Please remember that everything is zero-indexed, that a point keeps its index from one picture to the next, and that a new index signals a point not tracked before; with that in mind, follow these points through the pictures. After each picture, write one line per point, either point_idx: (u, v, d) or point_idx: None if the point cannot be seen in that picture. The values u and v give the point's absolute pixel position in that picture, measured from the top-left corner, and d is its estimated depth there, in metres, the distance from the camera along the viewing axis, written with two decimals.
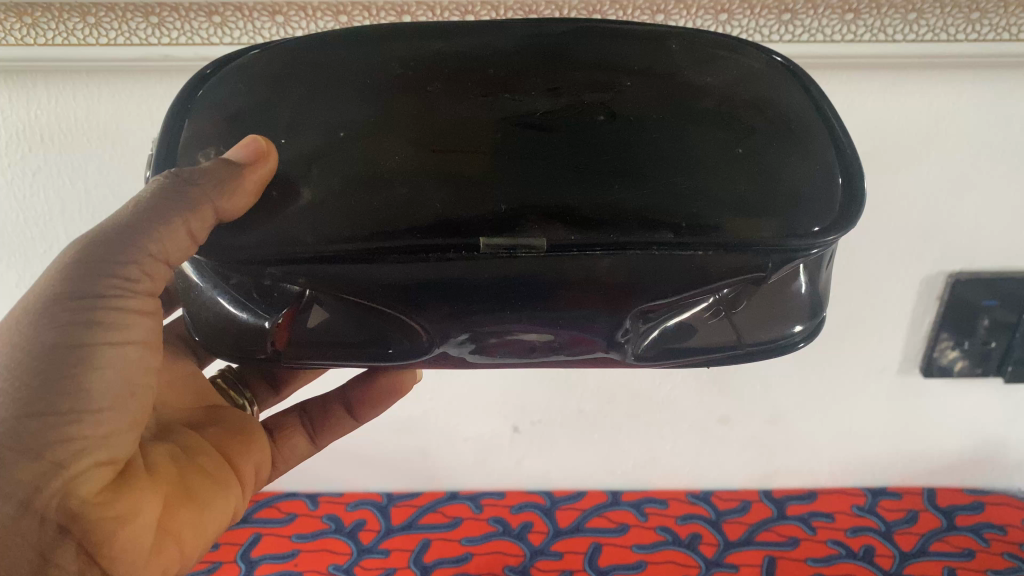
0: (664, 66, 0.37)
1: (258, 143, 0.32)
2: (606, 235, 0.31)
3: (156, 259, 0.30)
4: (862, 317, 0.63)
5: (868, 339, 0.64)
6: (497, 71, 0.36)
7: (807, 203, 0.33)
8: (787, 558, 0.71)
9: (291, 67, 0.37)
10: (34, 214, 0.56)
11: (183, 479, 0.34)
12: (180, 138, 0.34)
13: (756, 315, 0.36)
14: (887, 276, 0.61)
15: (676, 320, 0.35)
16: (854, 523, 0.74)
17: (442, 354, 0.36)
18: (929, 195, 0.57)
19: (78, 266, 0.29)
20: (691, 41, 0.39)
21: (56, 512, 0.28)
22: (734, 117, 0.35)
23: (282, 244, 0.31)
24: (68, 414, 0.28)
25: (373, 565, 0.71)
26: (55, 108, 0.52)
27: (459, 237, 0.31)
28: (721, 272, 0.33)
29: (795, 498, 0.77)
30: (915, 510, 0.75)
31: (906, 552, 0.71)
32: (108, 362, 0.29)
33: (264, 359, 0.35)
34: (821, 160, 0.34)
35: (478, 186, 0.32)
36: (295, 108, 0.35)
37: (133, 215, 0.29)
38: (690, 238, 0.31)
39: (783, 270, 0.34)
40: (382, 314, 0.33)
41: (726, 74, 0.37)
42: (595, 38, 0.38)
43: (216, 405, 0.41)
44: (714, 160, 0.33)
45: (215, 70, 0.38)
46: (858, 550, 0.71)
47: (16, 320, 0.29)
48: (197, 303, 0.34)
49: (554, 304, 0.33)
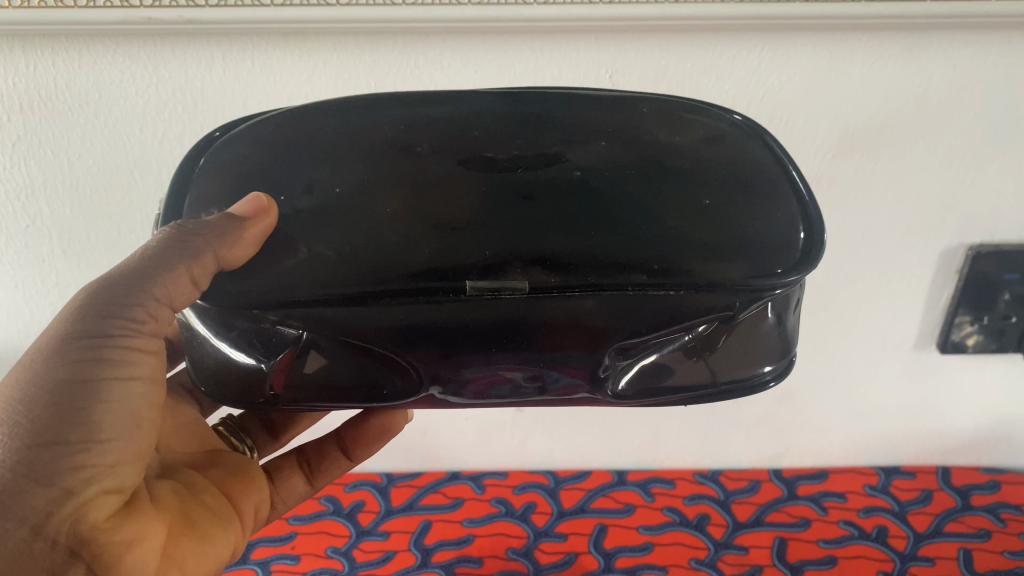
0: (635, 127, 0.40)
1: (260, 199, 0.34)
2: (584, 277, 0.33)
3: (161, 302, 0.32)
4: (874, 296, 0.62)
5: (882, 314, 0.63)
6: (482, 133, 0.39)
7: (771, 248, 0.35)
8: (797, 539, 0.73)
9: (287, 134, 0.39)
10: (15, 187, 0.54)
11: (187, 512, 0.36)
12: (189, 198, 0.37)
13: (732, 354, 0.38)
14: (900, 255, 0.59)
15: (654, 356, 0.37)
16: (866, 503, 0.76)
17: (429, 396, 0.38)
18: (950, 165, 0.54)
19: (88, 308, 0.31)
20: (660, 106, 0.42)
21: (67, 536, 0.30)
22: (701, 173, 0.38)
23: (280, 289, 0.33)
24: (77, 443, 0.30)
25: (373, 547, 0.73)
26: (32, 74, 0.49)
27: (447, 280, 0.33)
28: (691, 312, 0.35)
29: (806, 478, 0.79)
30: (930, 490, 0.77)
31: (920, 533, 0.73)
32: (115, 395, 0.31)
33: (264, 403, 0.37)
34: (783, 211, 0.37)
35: (464, 235, 0.34)
36: (294, 169, 0.37)
37: (140, 263, 0.32)
38: (663, 278, 0.33)
39: (751, 307, 0.36)
40: (376, 356, 0.35)
41: (694, 134, 0.40)
42: (571, 102, 0.42)
43: (218, 448, 0.43)
44: (683, 210, 0.36)
45: (218, 138, 0.41)
46: (871, 531, 0.73)
47: (30, 358, 0.31)
48: (200, 350, 0.36)
49: (537, 345, 0.35)
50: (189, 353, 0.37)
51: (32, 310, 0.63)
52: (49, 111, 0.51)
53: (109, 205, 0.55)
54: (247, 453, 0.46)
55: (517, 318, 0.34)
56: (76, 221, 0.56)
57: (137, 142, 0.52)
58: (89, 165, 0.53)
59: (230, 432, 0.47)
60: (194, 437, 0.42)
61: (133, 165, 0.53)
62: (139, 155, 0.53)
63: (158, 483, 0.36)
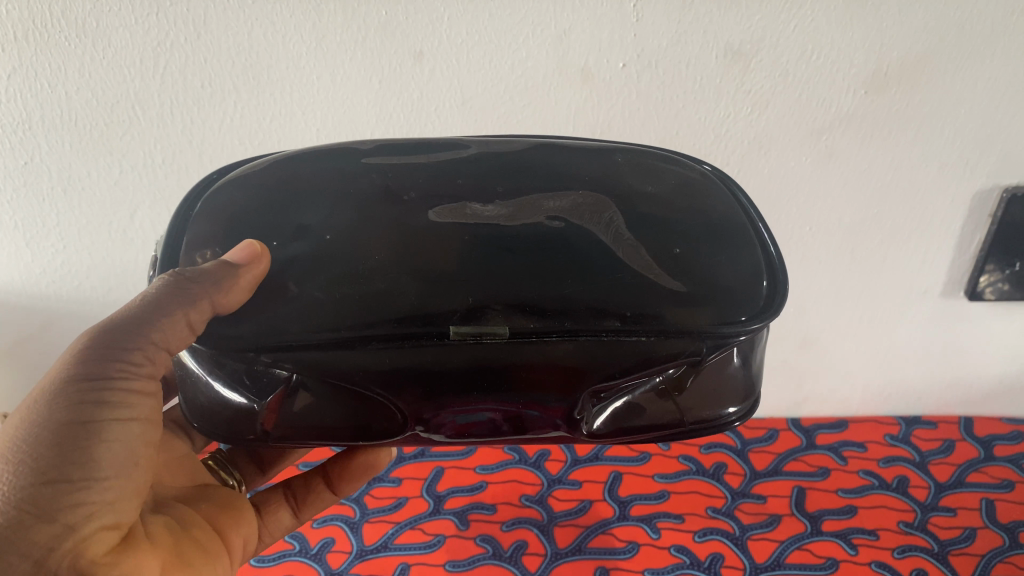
0: (612, 176, 0.42)
1: (251, 245, 0.36)
2: (561, 323, 0.35)
3: (158, 346, 0.34)
4: (907, 234, 0.67)
5: (908, 262, 0.69)
6: (466, 180, 0.40)
7: (738, 297, 0.37)
8: (815, 489, 0.81)
9: (276, 179, 0.41)
10: (11, 121, 0.58)
11: (180, 547, 0.37)
12: (185, 242, 0.39)
13: (699, 395, 0.40)
14: (937, 190, 0.63)
15: (622, 400, 0.39)
16: (886, 454, 0.84)
17: (414, 435, 0.39)
18: (994, 103, 0.57)
19: (89, 352, 0.33)
20: (635, 155, 0.45)
21: (68, 570, 0.31)
22: (674, 222, 0.40)
23: (272, 334, 0.35)
24: (78, 481, 0.32)
25: (385, 492, 0.80)
26: (27, 3, 0.51)
27: (432, 326, 0.35)
28: (662, 359, 0.37)
29: (826, 427, 0.88)
30: (951, 440, 0.85)
31: (941, 483, 0.81)
32: (115, 436, 0.33)
33: (254, 439, 0.39)
34: (749, 259, 0.39)
35: (449, 281, 0.36)
36: (284, 213, 0.39)
37: (139, 309, 0.34)
38: (635, 325, 0.36)
39: (718, 352, 0.38)
40: (364, 397, 0.37)
41: (666, 183, 0.43)
42: (555, 150, 0.44)
43: (208, 483, 0.45)
44: (656, 258, 0.38)
45: (210, 181, 0.42)
46: (891, 481, 0.81)
47: (34, 399, 0.32)
48: (194, 388, 0.38)
49: (517, 387, 0.37)
50: (185, 390, 0.39)
51: (32, 251, 0.69)
52: (45, 43, 0.54)
53: (110, 140, 0.60)
54: (235, 486, 0.48)
55: (498, 362, 0.36)
56: (76, 158, 0.61)
57: (133, 73, 0.55)
58: (87, 99, 0.57)
59: (219, 466, 0.48)
60: (184, 472, 0.44)
61: (134, 99, 0.57)
62: (140, 89, 0.56)
63: (152, 519, 0.37)
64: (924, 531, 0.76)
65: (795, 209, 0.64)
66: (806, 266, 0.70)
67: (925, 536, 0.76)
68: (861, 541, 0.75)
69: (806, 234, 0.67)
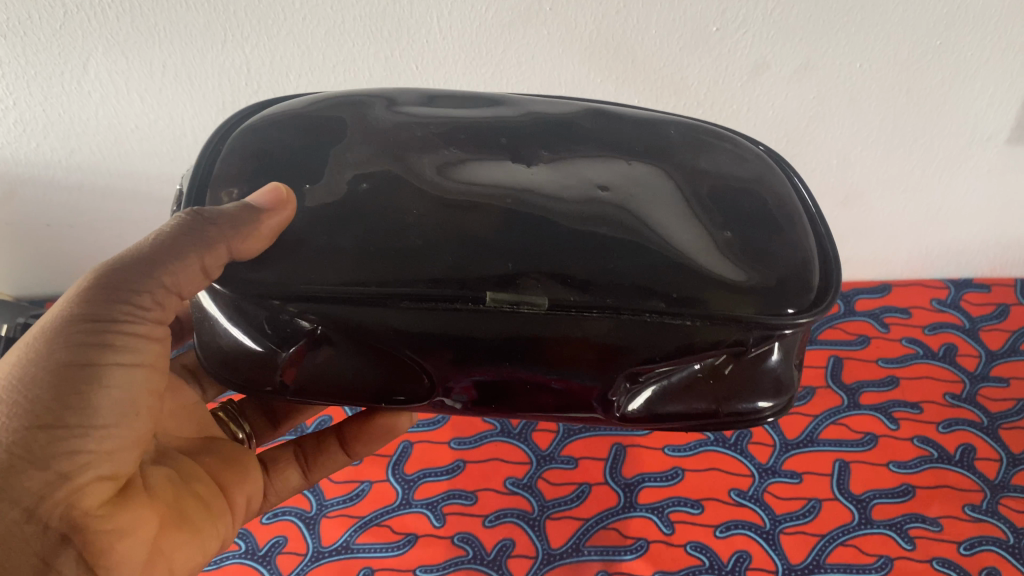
0: (663, 151, 0.39)
1: (279, 190, 0.33)
2: (601, 298, 0.32)
3: (168, 290, 0.33)
4: (974, 71, 0.58)
5: (974, 101, 0.61)
6: (509, 140, 0.37)
7: (790, 284, 0.34)
8: (852, 358, 0.73)
9: (307, 121, 0.37)
10: None
11: (181, 502, 0.37)
12: (212, 176, 0.36)
13: (734, 384, 0.37)
14: (1013, 16, 0.54)
15: (655, 388, 0.37)
16: (932, 320, 0.75)
17: (436, 402, 0.38)
18: None
19: (96, 291, 0.32)
20: (688, 129, 0.41)
21: (60, 521, 0.31)
22: (725, 203, 0.37)
23: (297, 282, 0.32)
24: (74, 428, 0.31)
25: None
26: None
27: (467, 290, 0.32)
28: (703, 347, 0.34)
29: (866, 292, 0.78)
30: (1006, 305, 0.76)
31: (992, 351, 0.73)
32: (116, 381, 0.32)
33: (272, 391, 0.37)
34: (803, 248, 0.36)
35: (488, 245, 0.33)
36: (315, 153, 0.35)
37: (153, 248, 0.33)
38: (680, 308, 0.32)
39: (763, 344, 0.35)
40: (392, 355, 0.35)
41: (720, 161, 0.39)
42: (608, 119, 0.40)
43: (215, 435, 0.44)
44: (707, 241, 0.34)
45: (233, 123, 0.39)
46: (937, 350, 0.73)
47: (35, 338, 0.32)
48: (212, 332, 0.37)
49: (549, 363, 0.35)
50: (210, 342, 0.37)
51: None
52: None
53: None
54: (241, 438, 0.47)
55: (536, 331, 0.33)
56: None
57: None
58: None
59: (228, 418, 0.48)
60: (190, 422, 0.43)
61: None
62: None
63: (154, 470, 0.37)
64: (973, 404, 0.69)
65: (844, 39, 0.56)
66: (854, 110, 0.61)
67: (973, 409, 0.68)
68: (902, 415, 0.68)
69: (856, 71, 0.58)
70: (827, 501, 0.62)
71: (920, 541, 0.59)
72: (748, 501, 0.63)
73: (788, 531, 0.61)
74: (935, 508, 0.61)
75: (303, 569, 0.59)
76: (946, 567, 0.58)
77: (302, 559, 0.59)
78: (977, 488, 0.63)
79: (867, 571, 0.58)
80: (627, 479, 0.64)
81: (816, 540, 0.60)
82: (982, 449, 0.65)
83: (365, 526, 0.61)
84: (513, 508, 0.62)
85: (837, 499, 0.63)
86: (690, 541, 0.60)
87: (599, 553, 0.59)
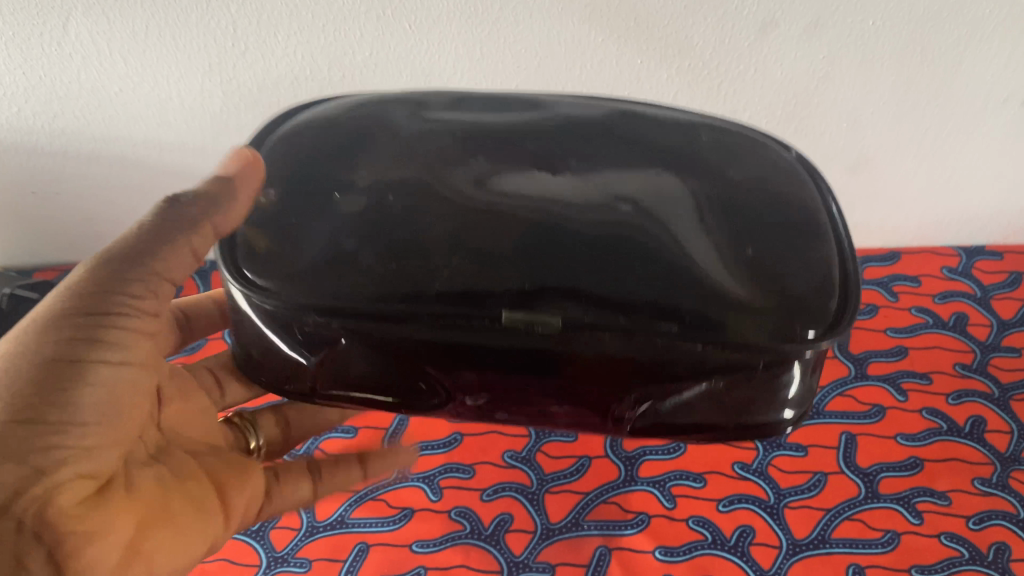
0: (689, 159, 0.39)
1: (243, 156, 0.39)
2: (616, 319, 0.33)
3: (158, 277, 0.38)
4: (991, 28, 0.56)
5: (991, 59, 0.58)
6: (534, 144, 0.38)
7: (807, 306, 0.34)
8: (861, 327, 0.71)
9: (347, 141, 0.39)
10: None
11: (166, 502, 0.38)
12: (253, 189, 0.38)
13: (748, 401, 0.37)
14: None
15: (664, 401, 0.37)
16: (943, 288, 0.74)
17: (453, 410, 0.39)
18: None
19: (87, 289, 0.36)
20: (718, 135, 0.41)
21: (32, 517, 0.32)
22: (748, 215, 0.37)
23: (324, 295, 0.34)
24: (55, 421, 0.33)
25: None
26: None
27: (484, 309, 0.33)
28: (713, 367, 0.35)
29: (875, 260, 0.76)
30: (1018, 273, 0.75)
31: (1004, 320, 0.71)
32: (100, 375, 0.35)
33: (295, 390, 0.39)
34: (824, 266, 0.36)
35: (500, 265, 0.34)
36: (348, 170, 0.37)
37: (136, 245, 0.38)
38: (688, 334, 0.33)
39: (778, 364, 0.35)
40: (411, 365, 0.36)
41: (746, 169, 0.39)
42: (639, 123, 0.41)
43: (219, 444, 0.45)
44: (723, 262, 0.35)
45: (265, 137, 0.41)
46: (948, 319, 0.71)
47: (20, 335, 0.35)
48: (243, 326, 0.38)
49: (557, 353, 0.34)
50: (243, 329, 0.38)
51: None
52: None
53: None
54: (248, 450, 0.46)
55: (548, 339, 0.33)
56: None
57: None
58: None
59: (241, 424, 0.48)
60: (197, 428, 0.45)
61: None
62: None
63: (143, 471, 0.38)
64: (983, 374, 0.68)
65: None
66: (865, 71, 0.59)
67: (984, 379, 0.67)
68: (911, 385, 0.67)
69: (867, 29, 0.56)
70: (833, 475, 0.62)
71: (927, 515, 0.59)
72: (752, 475, 0.62)
73: (793, 506, 0.60)
74: (943, 481, 0.61)
75: (297, 544, 0.59)
76: (955, 542, 0.57)
77: (295, 533, 0.60)
78: (987, 461, 0.62)
79: (873, 546, 0.57)
80: (628, 452, 0.63)
81: (821, 514, 0.59)
82: (992, 421, 0.64)
83: (360, 500, 0.61)
84: (512, 482, 0.62)
85: (843, 473, 0.62)
86: (691, 515, 0.59)
87: (599, 528, 0.59)
